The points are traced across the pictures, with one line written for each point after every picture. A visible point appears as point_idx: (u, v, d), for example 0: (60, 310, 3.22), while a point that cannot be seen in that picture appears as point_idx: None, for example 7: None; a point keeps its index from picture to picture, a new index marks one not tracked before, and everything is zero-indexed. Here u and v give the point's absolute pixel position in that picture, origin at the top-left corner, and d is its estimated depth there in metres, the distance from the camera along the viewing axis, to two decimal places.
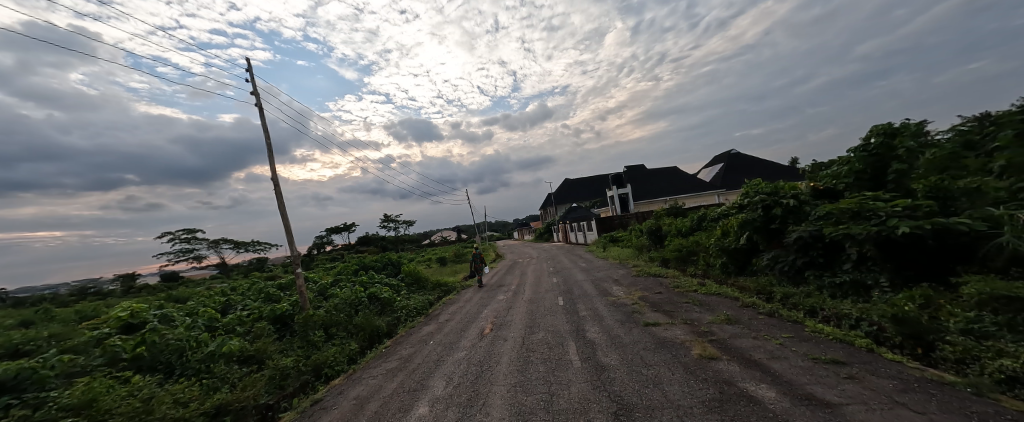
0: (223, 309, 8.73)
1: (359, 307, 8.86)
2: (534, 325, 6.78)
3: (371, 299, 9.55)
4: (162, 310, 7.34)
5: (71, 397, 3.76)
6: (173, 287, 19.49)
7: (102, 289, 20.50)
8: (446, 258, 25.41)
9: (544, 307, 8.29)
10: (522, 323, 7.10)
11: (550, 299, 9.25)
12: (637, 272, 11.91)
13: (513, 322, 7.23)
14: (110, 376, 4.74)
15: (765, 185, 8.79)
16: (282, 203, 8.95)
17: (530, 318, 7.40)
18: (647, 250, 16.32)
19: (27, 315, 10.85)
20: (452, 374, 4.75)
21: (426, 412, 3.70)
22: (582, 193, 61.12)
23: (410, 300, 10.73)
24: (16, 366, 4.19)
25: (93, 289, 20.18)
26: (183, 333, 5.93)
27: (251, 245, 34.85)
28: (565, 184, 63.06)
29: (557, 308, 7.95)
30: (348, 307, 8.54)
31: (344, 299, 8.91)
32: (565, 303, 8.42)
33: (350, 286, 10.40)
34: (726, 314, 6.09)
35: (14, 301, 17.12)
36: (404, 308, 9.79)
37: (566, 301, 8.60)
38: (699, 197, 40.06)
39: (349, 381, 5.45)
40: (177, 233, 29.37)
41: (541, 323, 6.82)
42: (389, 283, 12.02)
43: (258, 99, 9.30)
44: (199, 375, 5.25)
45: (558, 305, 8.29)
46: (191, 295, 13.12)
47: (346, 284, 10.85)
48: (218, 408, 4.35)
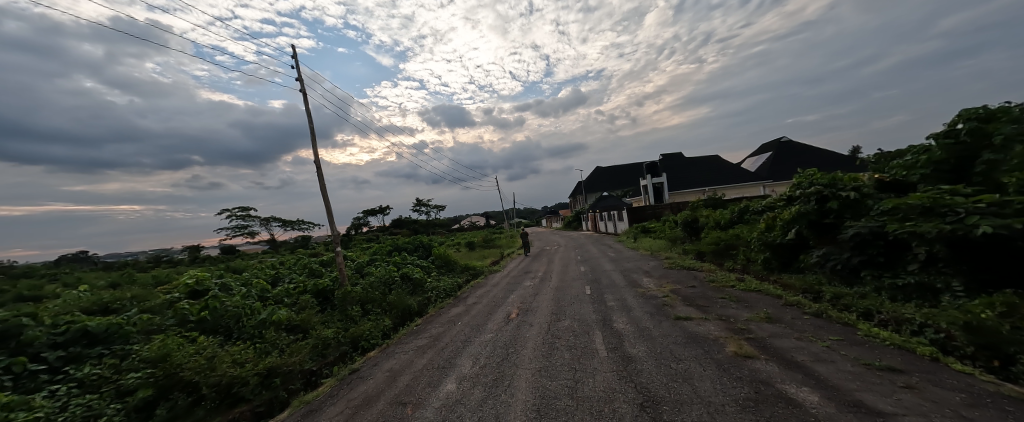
0: (271, 281, 9.49)
1: (393, 285, 9.29)
2: (560, 312, 6.78)
3: (404, 278, 9.99)
4: (222, 279, 8.09)
5: (151, 351, 4.31)
6: (230, 260, 21.60)
7: (172, 257, 23.01)
8: (474, 242, 25.94)
9: (569, 295, 8.29)
10: (548, 309, 7.14)
11: (577, 287, 9.19)
12: (669, 264, 11.49)
13: (539, 308, 7.29)
14: (180, 335, 5.33)
15: (821, 176, 8.12)
16: (324, 185, 9.44)
17: (556, 305, 7.41)
18: (680, 242, 15.56)
19: (113, 277, 12.41)
20: (478, 355, 4.89)
21: (454, 389, 3.86)
22: (616, 181, 59.56)
23: (439, 281, 11.11)
24: (106, 321, 4.83)
25: (165, 257, 22.79)
26: (240, 301, 6.53)
27: (295, 224, 37.10)
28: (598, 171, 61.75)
29: (584, 297, 7.90)
30: (381, 285, 8.99)
31: (379, 277, 9.39)
32: (592, 292, 8.36)
33: (384, 266, 10.95)
34: (767, 312, 5.76)
35: (102, 265, 19.69)
36: (434, 289, 10.16)
37: (591, 290, 8.56)
38: (741, 189, 37.72)
39: (382, 355, 5.78)
40: (233, 209, 32.06)
41: (567, 311, 6.83)
42: (419, 265, 12.44)
43: (303, 85, 9.74)
44: (253, 339, 5.77)
45: (584, 294, 8.24)
46: (245, 267, 14.38)
47: (380, 264, 11.38)
48: (270, 370, 4.70)
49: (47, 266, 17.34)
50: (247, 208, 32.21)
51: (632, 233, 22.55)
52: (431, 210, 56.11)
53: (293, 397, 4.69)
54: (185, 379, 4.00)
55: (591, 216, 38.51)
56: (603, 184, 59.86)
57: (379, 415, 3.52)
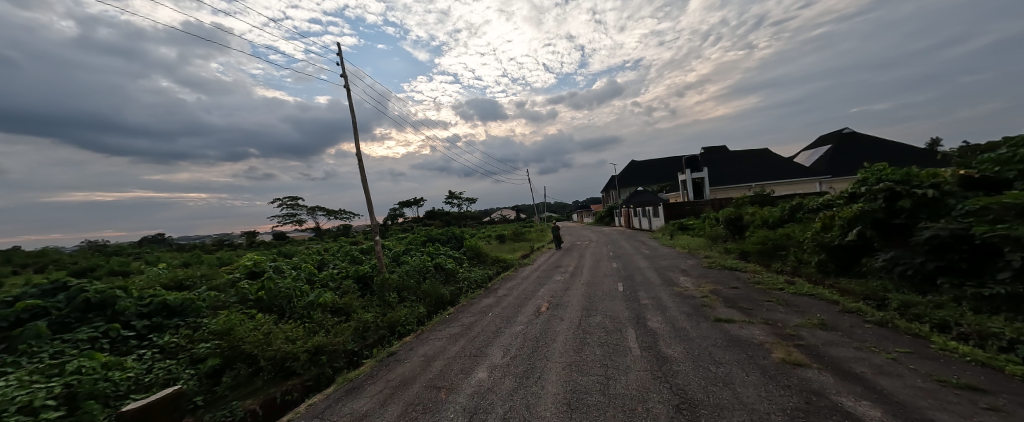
0: (318, 265, 10.15)
1: (427, 274, 9.61)
2: (591, 308, 6.68)
3: (437, 268, 10.30)
4: (275, 263, 8.78)
5: (217, 324, 4.79)
6: (280, 245, 23.32)
7: (232, 241, 25.26)
8: (505, 235, 26.07)
9: (600, 291, 8.15)
10: (579, 304, 7.07)
11: (611, 283, 9.01)
12: (708, 264, 10.90)
13: (570, 303, 7.24)
14: (241, 311, 5.88)
15: (891, 171, 7.31)
16: (365, 176, 9.90)
17: (588, 301, 7.32)
18: (722, 240, 14.74)
19: (184, 258, 13.85)
20: (508, 346, 4.95)
21: (485, 377, 3.96)
22: (654, 175, 57.33)
23: (471, 272, 11.34)
24: (182, 296, 5.43)
25: (226, 241, 25.08)
26: (291, 283, 7.06)
27: (338, 213, 39.23)
28: (635, 165, 59.84)
29: (617, 294, 7.73)
30: (417, 274, 9.32)
31: (414, 266, 9.75)
32: (626, 289, 8.15)
33: (419, 255, 11.35)
34: (820, 318, 5.33)
35: (174, 246, 22.01)
36: (466, 279, 10.40)
37: (624, 287, 8.35)
38: (793, 185, 34.95)
39: (417, 340, 6.03)
40: (284, 199, 34.53)
41: (599, 307, 6.72)
42: (452, 256, 12.73)
43: (347, 81, 10.21)
44: (303, 318, 6.23)
45: (618, 290, 8.06)
46: (294, 253, 15.47)
47: (415, 253, 11.80)
48: (318, 348, 5.05)
49: (130, 245, 19.63)
50: (295, 199, 34.34)
51: (668, 230, 21.63)
52: (464, 203, 57.03)
53: (338, 374, 5.02)
54: (245, 351, 4.44)
55: (625, 211, 37.34)
56: (639, 178, 57.78)
57: (415, 397, 3.69)
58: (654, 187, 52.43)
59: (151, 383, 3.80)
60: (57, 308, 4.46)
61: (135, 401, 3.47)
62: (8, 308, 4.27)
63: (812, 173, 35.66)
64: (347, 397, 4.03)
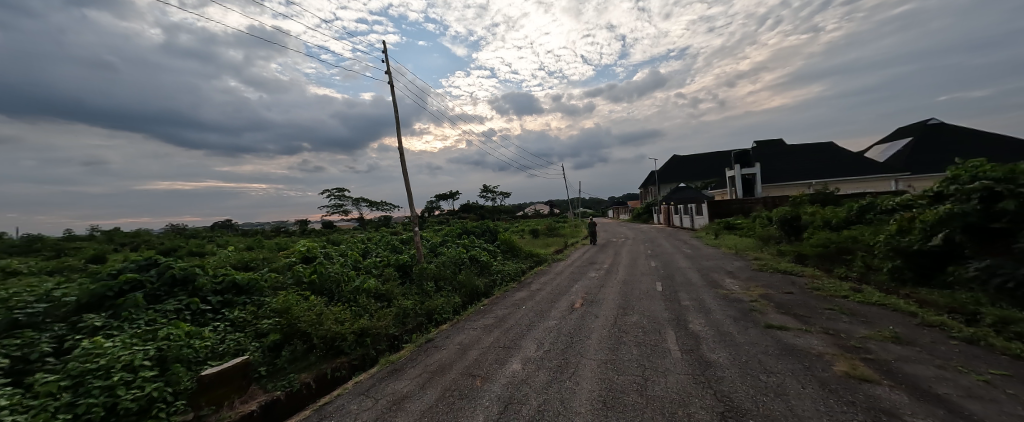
0: (362, 253, 10.74)
1: (462, 266, 9.85)
2: (629, 307, 6.49)
3: (472, 260, 10.51)
4: (325, 249, 9.40)
5: (278, 303, 5.26)
6: (328, 234, 24.92)
7: (287, 229, 27.38)
8: (539, 230, 25.97)
9: (638, 289, 7.90)
10: (616, 302, 6.89)
11: (650, 282, 8.69)
12: (758, 266, 10.17)
13: (606, 300, 7.08)
14: (297, 292, 6.39)
15: (990, 168, 6.34)
16: (406, 169, 10.28)
17: (626, 299, 7.11)
18: (775, 241, 13.66)
19: (246, 242, 15.24)
20: (542, 340, 4.95)
21: (519, 369, 4.00)
22: (702, 171, 54.23)
23: (505, 266, 11.44)
24: (248, 276, 6.01)
25: (282, 228, 27.26)
26: (339, 269, 7.54)
27: (380, 204, 41.09)
28: (681, 160, 56.99)
29: (658, 293, 7.44)
30: (453, 264, 9.57)
31: (451, 257, 10.02)
32: (667, 289, 7.82)
33: (455, 247, 11.63)
34: (893, 331, 4.78)
35: (237, 232, 24.26)
36: (500, 272, 10.52)
37: (664, 287, 8.04)
38: (863, 183, 31.51)
39: (453, 329, 6.21)
40: (332, 190, 36.75)
41: (638, 306, 6.51)
42: (487, 249, 12.92)
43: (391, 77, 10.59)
44: (349, 302, 6.65)
45: (658, 290, 7.76)
46: (340, 241, 16.46)
47: (451, 245, 12.10)
48: (364, 331, 5.37)
49: (200, 230, 21.90)
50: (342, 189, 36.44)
51: (713, 228, 20.39)
52: (498, 196, 57.30)
53: (381, 355, 5.33)
54: (301, 329, 4.84)
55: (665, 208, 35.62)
56: (685, 173, 54.85)
57: (452, 383, 3.82)
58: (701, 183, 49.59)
59: (224, 352, 4.28)
60: (150, 281, 5.10)
61: (212, 367, 3.93)
62: (113, 279, 4.96)
63: (885, 170, 31.85)
64: (389, 378, 4.27)
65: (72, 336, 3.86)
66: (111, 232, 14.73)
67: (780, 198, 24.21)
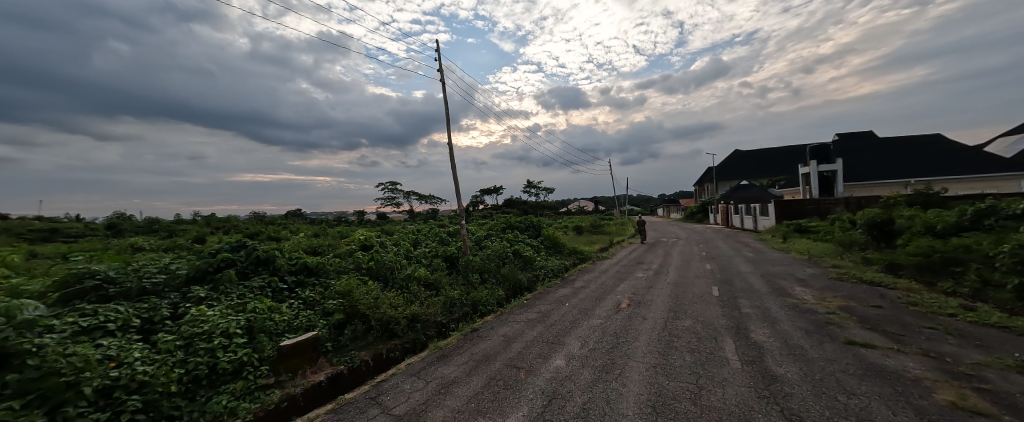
0: (413, 243, 11.28)
1: (506, 259, 9.94)
2: (682, 310, 6.13)
3: (516, 254, 10.56)
4: (379, 238, 10.00)
5: (341, 286, 5.76)
6: (381, 224, 26.47)
7: (346, 218, 29.60)
8: (584, 226, 25.36)
9: (693, 293, 7.42)
10: (668, 305, 6.54)
11: (707, 286, 8.12)
12: (836, 275, 8.99)
13: (658, 302, 6.74)
14: (357, 277, 6.92)
15: None
16: (455, 164, 10.59)
17: (679, 302, 6.72)
18: (858, 247, 12.04)
19: (311, 229, 16.70)
20: (587, 338, 4.86)
21: (562, 365, 3.98)
22: (772, 167, 49.23)
23: (548, 261, 11.36)
24: (316, 260, 6.62)
25: (342, 218, 29.52)
26: (393, 257, 8.02)
27: (428, 198, 42.67)
28: (748, 155, 52.21)
29: (716, 298, 6.93)
30: (497, 258, 9.71)
31: (495, 250, 10.16)
32: (726, 294, 7.25)
33: (499, 241, 11.77)
34: (1017, 360, 3.99)
35: (303, 220, 26.70)
36: (542, 267, 10.48)
37: (722, 291, 7.47)
38: (980, 183, 26.57)
39: (497, 320, 6.33)
40: (386, 184, 38.86)
41: (692, 310, 6.12)
42: (530, 244, 12.90)
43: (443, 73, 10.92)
44: (402, 288, 7.04)
45: (716, 294, 7.23)
46: (392, 231, 17.42)
47: (495, 239, 12.26)
48: (415, 317, 5.67)
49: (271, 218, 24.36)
50: (394, 183, 38.27)
51: (781, 230, 18.48)
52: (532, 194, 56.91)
53: (430, 341, 5.62)
54: (361, 311, 5.26)
55: (723, 208, 32.88)
56: (750, 169, 50.28)
57: (496, 374, 3.90)
58: (770, 180, 45.12)
59: (298, 326, 4.78)
60: (241, 260, 5.84)
61: (289, 339, 4.42)
62: (212, 257, 5.77)
63: (1006, 169, 26.60)
64: (437, 363, 4.48)
65: (183, 304, 4.55)
66: (206, 218, 17.04)
67: (869, 199, 21.21)
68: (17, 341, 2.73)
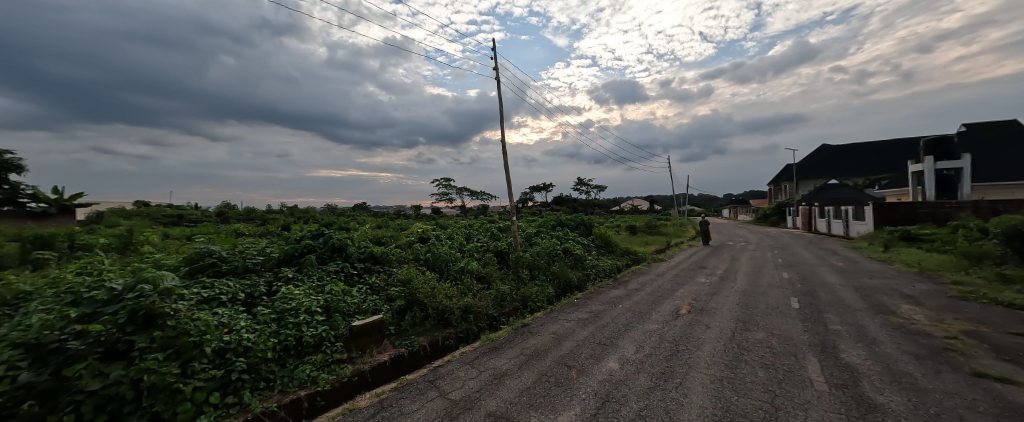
0: (465, 237, 11.61)
1: (556, 257, 9.78)
2: (754, 321, 5.57)
3: (566, 252, 10.35)
4: (432, 232, 10.27)
5: (403, 275, 6.18)
6: (435, 218, 27.56)
7: (405, 212, 31.27)
8: (640, 226, 24.05)
9: (767, 303, 6.70)
10: (738, 314, 5.97)
11: (785, 296, 7.27)
12: (957, 293, 7.47)
13: (725, 311, 6.18)
14: (417, 267, 7.33)
15: None
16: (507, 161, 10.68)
17: (750, 312, 6.11)
18: (990, 261, 9.91)
19: (373, 221, 17.93)
20: (642, 342, 4.63)
21: (616, 369, 3.83)
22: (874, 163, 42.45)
23: (598, 260, 10.97)
24: (381, 250, 7.14)
25: (401, 211, 31.25)
26: (448, 250, 8.34)
27: (479, 194, 43.26)
28: (842, 150, 45.62)
29: (796, 310, 6.18)
30: (547, 255, 9.61)
31: (544, 247, 10.05)
32: (809, 306, 6.43)
33: (549, 238, 11.61)
34: None
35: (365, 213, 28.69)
36: (593, 267, 10.15)
37: (802, 303, 6.64)
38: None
39: (547, 317, 6.30)
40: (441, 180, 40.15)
41: (766, 322, 5.53)
42: (580, 242, 12.53)
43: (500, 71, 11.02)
44: (457, 279, 7.28)
45: (797, 306, 6.45)
46: (446, 225, 18.04)
47: (545, 236, 12.12)
48: (468, 308, 5.85)
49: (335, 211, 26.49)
50: (448, 180, 39.09)
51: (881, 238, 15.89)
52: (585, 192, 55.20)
53: (481, 332, 5.79)
54: (420, 299, 5.59)
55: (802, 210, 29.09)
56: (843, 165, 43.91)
57: (546, 370, 3.88)
58: (869, 179, 38.99)
59: (367, 309, 5.21)
60: (320, 246, 6.51)
61: (359, 320, 4.84)
62: (298, 243, 6.53)
63: None
64: (488, 354, 4.58)
65: (276, 282, 5.22)
66: (290, 208, 19.26)
67: (1008, 202, 17.32)
68: (161, 304, 3.41)
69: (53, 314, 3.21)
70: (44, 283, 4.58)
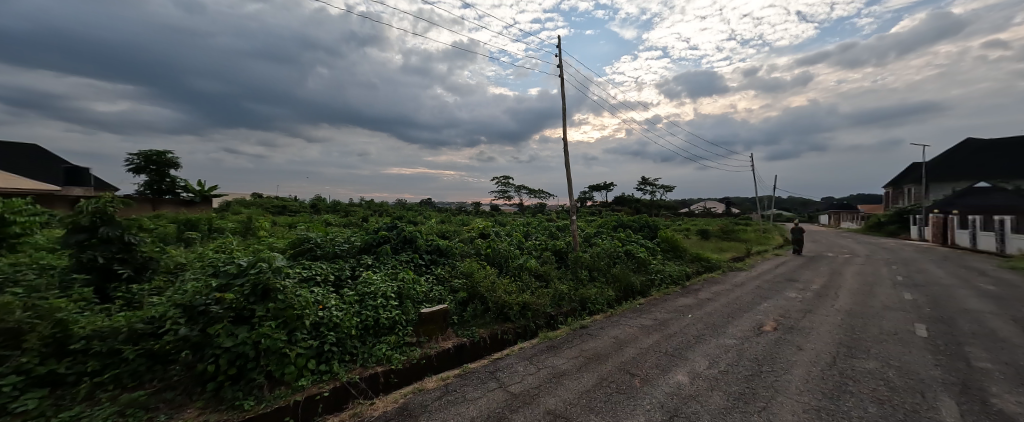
0: (524, 235, 11.62)
1: (617, 260, 9.28)
2: (861, 347, 4.75)
3: (628, 255, 9.79)
4: (493, 229, 10.52)
5: (466, 268, 6.42)
6: (496, 215, 28.06)
7: (467, 209, 32.35)
8: (716, 230, 21.87)
9: (881, 327, 5.64)
10: (839, 337, 5.13)
11: (905, 320, 6.07)
12: None
13: (823, 332, 5.35)
14: (477, 261, 7.52)
15: None
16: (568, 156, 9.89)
17: (856, 336, 5.22)
18: None
19: (437, 216, 18.85)
20: (717, 358, 4.22)
21: (685, 383, 3.54)
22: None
23: (665, 265, 10.20)
24: (446, 243, 7.47)
25: (464, 208, 32.41)
26: (507, 247, 8.39)
27: (540, 194, 42.94)
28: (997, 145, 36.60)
29: (921, 338, 5.12)
30: (607, 256, 9.14)
31: (604, 248, 9.59)
32: (940, 335, 5.28)
33: (609, 240, 11.05)
34: None
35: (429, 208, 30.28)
36: (659, 272, 9.45)
37: (932, 332, 5.45)
38: None
39: (608, 321, 6.06)
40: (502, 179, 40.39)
41: (877, 349, 4.68)
42: (644, 245, 11.65)
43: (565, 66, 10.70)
44: (515, 275, 7.35)
45: (922, 334, 5.34)
46: (505, 222, 18.23)
47: (605, 237, 11.58)
48: (525, 305, 5.86)
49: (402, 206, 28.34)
50: (507, 179, 38.83)
51: None
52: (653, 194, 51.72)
53: (539, 330, 5.79)
54: (480, 292, 5.76)
55: (933, 219, 23.83)
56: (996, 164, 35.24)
57: (606, 375, 3.74)
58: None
59: (434, 298, 5.53)
60: (394, 237, 7.04)
61: (426, 307, 5.15)
62: (375, 234, 7.16)
63: None
64: (546, 352, 4.56)
65: (358, 268, 5.79)
66: (369, 202, 21.14)
67: None
68: (273, 280, 3.89)
69: (202, 283, 3.99)
70: (195, 257, 5.71)
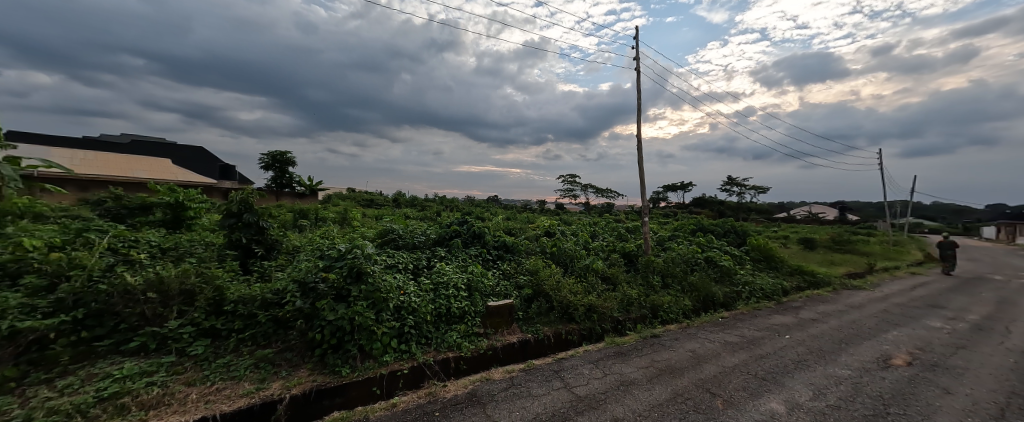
0: (591, 235, 11.23)
1: (695, 268, 8.47)
2: None
3: (709, 262, 8.84)
4: (555, 227, 10.22)
5: (532, 265, 6.43)
6: (562, 214, 27.57)
7: (534, 207, 32.31)
8: (821, 238, 18.76)
9: None
10: (1000, 382, 4.06)
11: None
12: None
13: (975, 373, 4.28)
14: (542, 259, 7.47)
15: None
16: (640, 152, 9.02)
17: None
18: None
19: (504, 214, 19.15)
20: (823, 389, 3.63)
21: (781, 412, 3.11)
22: None
23: (756, 277, 8.97)
24: (511, 239, 7.53)
25: (530, 206, 32.45)
26: (573, 246, 8.15)
27: (609, 194, 41.11)
28: None
29: None
30: (683, 263, 8.34)
31: (681, 253, 8.77)
32: None
33: (687, 244, 10.09)
34: None
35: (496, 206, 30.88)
36: (747, 284, 8.38)
37: None
38: None
39: (683, 333, 5.60)
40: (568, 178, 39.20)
41: None
42: (728, 252, 10.32)
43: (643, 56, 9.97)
44: (581, 275, 7.17)
45: None
46: (572, 222, 17.82)
47: (682, 241, 10.63)
48: (591, 307, 5.66)
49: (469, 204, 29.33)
50: (573, 177, 36.82)
51: None
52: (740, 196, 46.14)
53: (605, 334, 5.57)
54: (545, 290, 5.74)
55: None
56: None
57: (682, 391, 3.46)
58: None
59: (501, 292, 5.66)
60: (463, 232, 7.35)
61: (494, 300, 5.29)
62: (447, 227, 7.54)
63: None
64: (614, 358, 4.37)
65: (432, 259, 6.19)
66: (442, 198, 22.39)
67: None
68: (365, 264, 4.30)
69: (312, 263, 4.60)
70: (307, 241, 6.64)
